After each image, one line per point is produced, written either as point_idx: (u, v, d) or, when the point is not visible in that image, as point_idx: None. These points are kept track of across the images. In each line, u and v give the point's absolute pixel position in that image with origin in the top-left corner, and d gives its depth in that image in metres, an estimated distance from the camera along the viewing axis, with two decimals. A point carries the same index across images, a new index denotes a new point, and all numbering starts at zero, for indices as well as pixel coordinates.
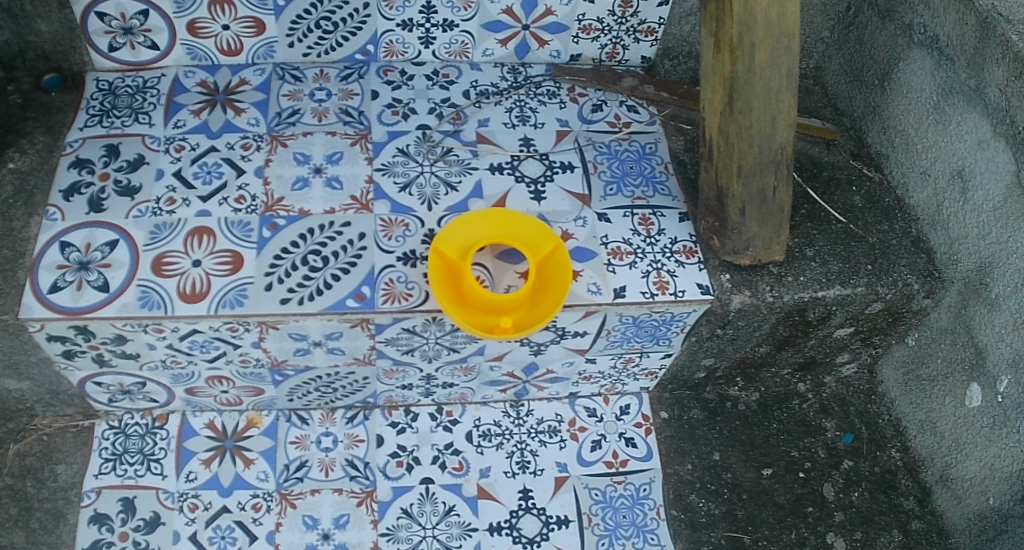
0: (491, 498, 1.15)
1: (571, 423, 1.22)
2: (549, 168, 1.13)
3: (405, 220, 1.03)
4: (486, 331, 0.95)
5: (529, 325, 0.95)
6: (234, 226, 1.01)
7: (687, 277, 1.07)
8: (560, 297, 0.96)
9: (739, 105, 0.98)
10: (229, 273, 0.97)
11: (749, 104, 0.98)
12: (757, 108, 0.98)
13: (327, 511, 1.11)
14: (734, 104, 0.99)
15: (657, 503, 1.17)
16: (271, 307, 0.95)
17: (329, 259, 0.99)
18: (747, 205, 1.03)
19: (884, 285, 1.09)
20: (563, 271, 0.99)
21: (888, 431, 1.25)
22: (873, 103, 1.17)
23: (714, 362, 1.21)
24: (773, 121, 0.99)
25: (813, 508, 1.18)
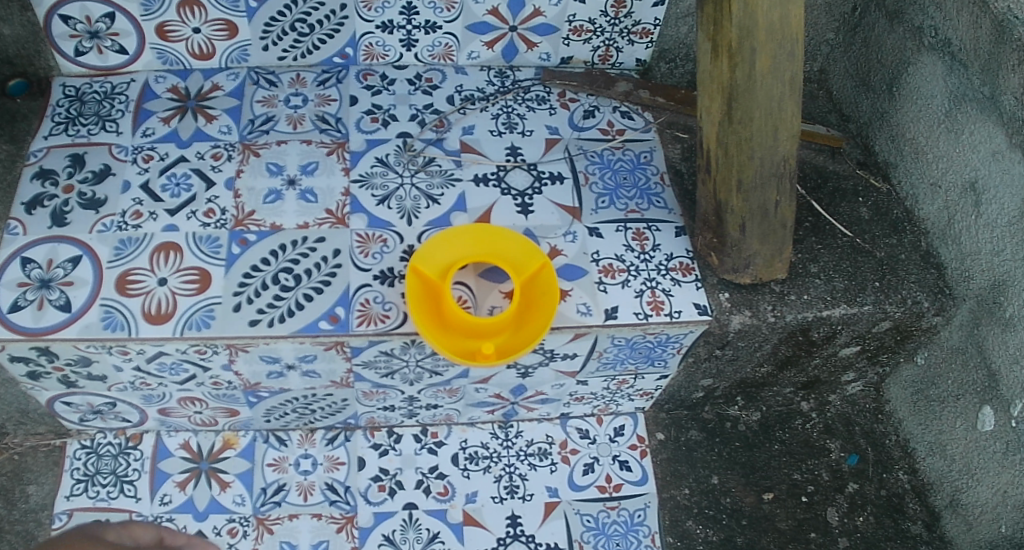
0: (477, 524, 1.10)
1: (562, 445, 1.17)
2: (537, 179, 1.08)
3: (383, 235, 0.98)
4: (468, 358, 0.91)
5: (511, 352, 0.91)
6: (203, 241, 0.96)
7: (683, 296, 1.02)
8: (545, 321, 0.92)
9: (738, 115, 0.92)
10: (196, 292, 0.92)
11: (749, 113, 0.92)
12: (757, 118, 0.93)
13: (305, 537, 1.06)
14: (733, 114, 0.93)
15: (652, 529, 1.12)
16: (239, 330, 0.90)
17: (302, 278, 0.94)
18: (747, 221, 0.98)
19: (892, 304, 1.03)
20: (548, 292, 0.95)
21: (896, 452, 1.19)
22: (880, 109, 1.11)
23: (713, 381, 1.16)
24: (775, 131, 0.94)
25: (816, 534, 1.12)
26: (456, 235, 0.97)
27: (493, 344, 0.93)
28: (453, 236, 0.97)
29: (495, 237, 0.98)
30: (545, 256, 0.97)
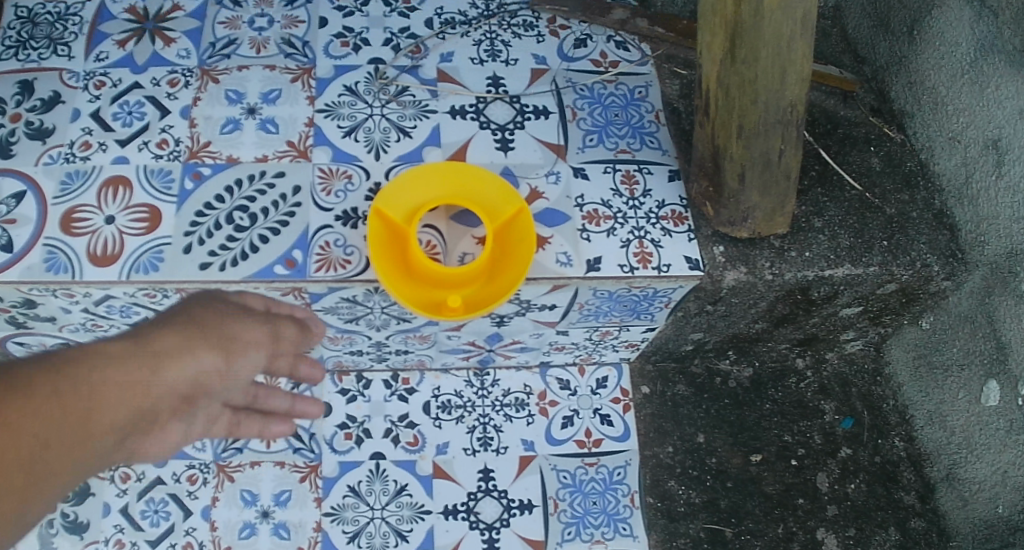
0: (447, 477, 1.05)
1: (540, 396, 1.13)
2: (520, 113, 1.00)
3: (348, 171, 0.91)
4: (432, 310, 0.86)
5: (478, 306, 0.86)
6: (154, 176, 0.89)
7: (674, 249, 0.94)
8: (517, 275, 0.86)
9: (741, 54, 0.81)
10: (145, 231, 0.86)
11: (754, 54, 0.81)
12: (763, 59, 0.81)
13: (267, 486, 1.02)
14: (736, 53, 0.82)
15: (631, 488, 1.07)
16: (189, 273, 0.84)
17: (258, 218, 0.88)
18: (746, 170, 0.88)
19: (900, 266, 0.95)
20: (522, 242, 0.88)
21: (893, 417, 1.13)
22: (898, 53, 1.01)
23: (703, 336, 1.09)
24: (783, 75, 0.82)
25: (804, 500, 1.07)
26: (426, 173, 0.90)
27: (462, 295, 0.88)
28: (422, 174, 0.90)
29: (469, 177, 0.91)
30: (521, 201, 0.90)
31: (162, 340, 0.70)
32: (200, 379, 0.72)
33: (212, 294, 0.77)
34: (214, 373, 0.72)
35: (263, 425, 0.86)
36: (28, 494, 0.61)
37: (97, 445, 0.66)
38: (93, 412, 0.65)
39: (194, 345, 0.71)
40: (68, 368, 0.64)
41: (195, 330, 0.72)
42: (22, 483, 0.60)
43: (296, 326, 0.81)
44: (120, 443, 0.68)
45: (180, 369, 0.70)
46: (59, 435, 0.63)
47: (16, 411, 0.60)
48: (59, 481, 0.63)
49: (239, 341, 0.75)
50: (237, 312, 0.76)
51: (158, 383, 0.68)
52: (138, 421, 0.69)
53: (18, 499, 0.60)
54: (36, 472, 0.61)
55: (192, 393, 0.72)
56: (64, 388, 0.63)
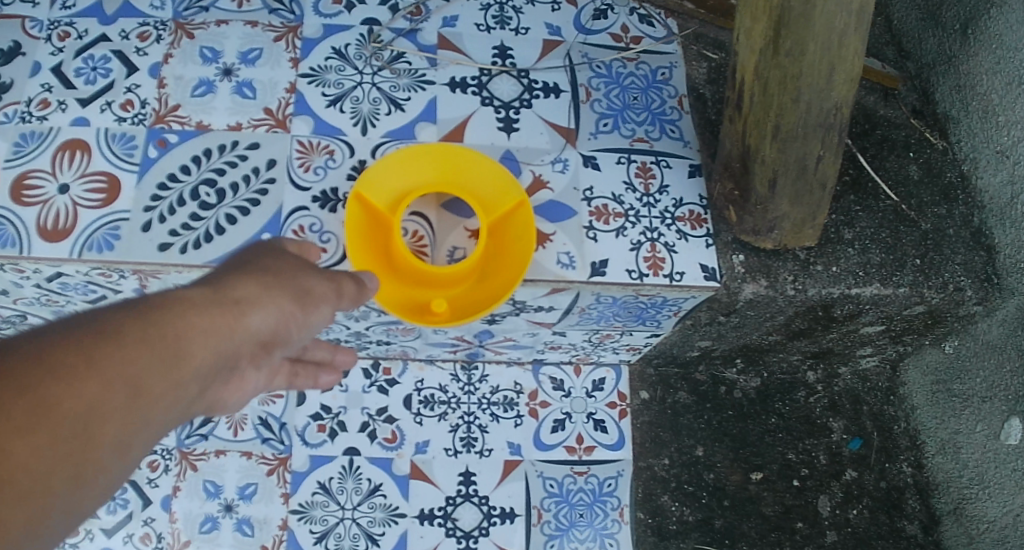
0: (425, 479, 0.99)
1: (531, 396, 1.05)
2: (527, 89, 0.92)
3: (330, 145, 0.83)
4: (413, 313, 0.79)
5: (465, 313, 0.79)
6: (115, 141, 0.82)
7: (689, 255, 0.86)
8: (508, 282, 0.78)
9: (786, 45, 0.72)
10: (101, 204, 0.78)
11: (801, 46, 0.71)
12: (810, 54, 0.72)
13: (231, 477, 0.96)
14: (780, 44, 0.72)
15: (621, 502, 1.00)
16: (146, 254, 0.77)
17: (226, 194, 0.80)
18: (778, 176, 0.80)
19: (932, 289, 0.87)
20: (518, 243, 0.80)
21: (902, 442, 1.05)
22: (948, 52, 0.91)
23: (711, 344, 1.01)
24: (831, 71, 0.73)
25: (803, 524, 1.00)
26: (418, 155, 0.81)
27: (448, 297, 0.81)
28: (413, 156, 0.81)
29: (465, 162, 0.82)
30: (518, 193, 0.82)
31: (236, 287, 0.59)
32: (275, 328, 0.60)
33: (262, 244, 0.67)
34: (288, 320, 0.62)
35: (317, 375, 0.76)
36: (121, 452, 0.49)
37: (163, 406, 0.51)
38: (183, 360, 0.52)
39: (271, 291, 0.60)
40: (155, 316, 0.52)
41: (262, 273, 0.62)
42: (92, 447, 0.47)
43: (356, 276, 0.71)
44: (196, 400, 0.55)
45: (262, 316, 0.59)
46: (145, 386, 0.50)
47: (116, 362, 0.48)
48: (121, 457, 0.49)
49: (312, 290, 0.64)
50: (292, 262, 0.65)
51: (238, 330, 0.57)
52: (217, 371, 0.56)
53: (107, 457, 0.48)
54: (113, 438, 0.48)
55: (271, 341, 0.61)
56: (155, 338, 0.51)
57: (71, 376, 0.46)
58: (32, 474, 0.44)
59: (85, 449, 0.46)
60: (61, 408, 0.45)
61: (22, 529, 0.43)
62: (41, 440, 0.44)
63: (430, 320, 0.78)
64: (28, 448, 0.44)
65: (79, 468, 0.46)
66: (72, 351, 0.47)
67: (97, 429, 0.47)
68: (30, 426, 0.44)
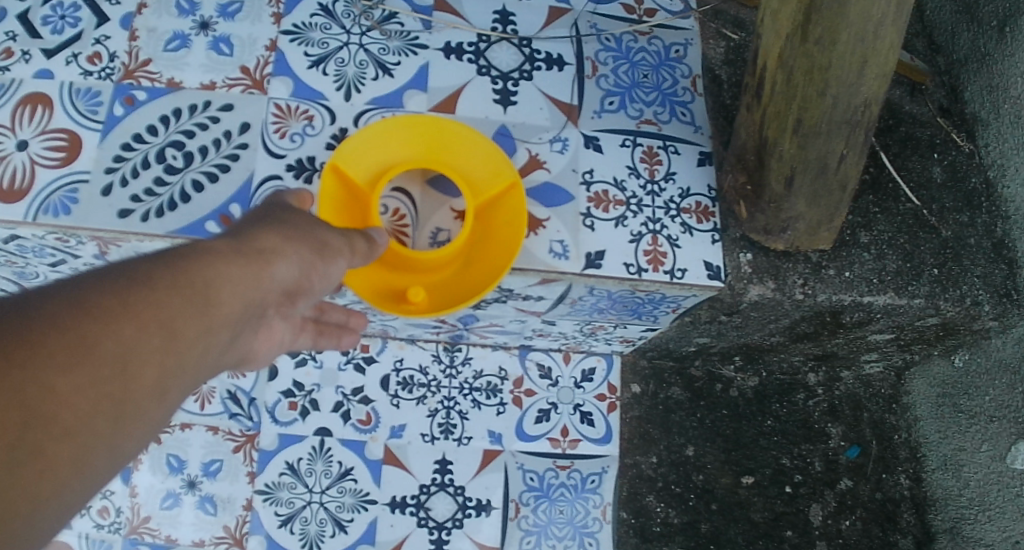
0: (399, 465, 0.92)
1: (516, 383, 0.97)
2: (528, 59, 0.84)
3: (309, 110, 0.77)
4: (387, 300, 0.74)
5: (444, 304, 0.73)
6: (80, 96, 0.76)
7: (692, 250, 0.79)
8: (490, 274, 0.72)
9: (816, 33, 0.65)
10: (61, 163, 0.73)
11: (833, 35, 0.64)
12: (842, 44, 0.65)
13: (196, 453, 0.90)
14: (810, 30, 0.65)
15: (604, 500, 0.93)
16: (105, 220, 0.71)
17: (194, 158, 0.74)
18: (796, 173, 0.73)
19: (948, 301, 0.81)
20: (505, 231, 0.74)
21: (902, 453, 0.98)
22: (982, 49, 0.84)
23: (710, 340, 0.92)
24: (863, 65, 0.66)
25: (792, 533, 0.93)
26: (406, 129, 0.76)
27: (428, 285, 0.75)
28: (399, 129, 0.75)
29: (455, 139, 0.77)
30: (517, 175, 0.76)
31: (260, 237, 0.55)
32: (301, 280, 0.57)
33: (277, 196, 0.63)
34: (313, 273, 0.58)
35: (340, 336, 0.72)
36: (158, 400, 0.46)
37: (195, 355, 0.48)
38: (215, 309, 0.49)
39: (296, 242, 0.57)
40: (184, 262, 0.48)
41: (286, 222, 0.58)
42: (128, 391, 0.44)
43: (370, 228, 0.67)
44: (228, 352, 0.52)
45: (289, 266, 0.55)
46: (178, 331, 0.46)
47: (146, 306, 0.45)
48: (156, 405, 0.46)
49: (332, 243, 0.60)
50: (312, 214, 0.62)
51: (268, 280, 0.53)
52: (248, 322, 0.53)
53: (144, 404, 0.45)
54: (149, 384, 0.45)
55: (297, 294, 0.57)
56: (186, 283, 0.48)
57: (102, 317, 0.43)
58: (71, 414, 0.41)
59: (121, 393, 0.43)
60: (96, 350, 0.42)
61: (64, 473, 0.41)
62: (77, 381, 0.41)
63: (403, 310, 0.73)
64: (64, 389, 0.41)
65: (117, 413, 0.43)
66: (102, 294, 0.44)
67: (131, 373, 0.44)
68: (64, 366, 0.41)
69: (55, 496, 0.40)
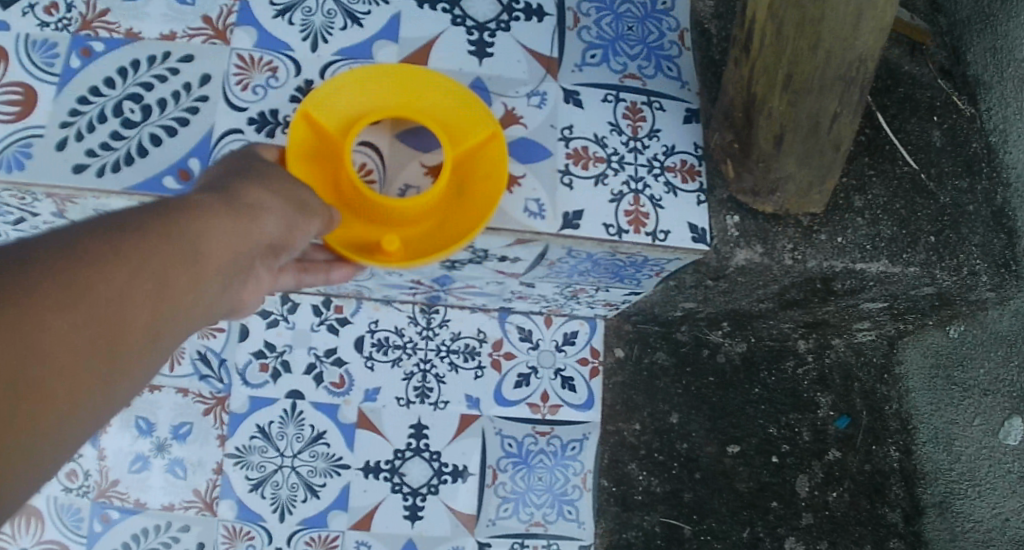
0: (373, 429, 0.89)
1: (495, 346, 0.93)
2: (507, 10, 0.79)
3: (273, 62, 0.73)
4: (358, 253, 0.69)
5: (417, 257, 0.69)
6: (35, 48, 0.72)
7: (676, 211, 0.74)
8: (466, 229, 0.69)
9: None
10: (13, 118, 0.69)
11: None
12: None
13: (166, 416, 0.88)
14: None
15: (584, 467, 0.91)
16: (59, 176, 0.68)
17: (153, 111, 0.70)
18: (785, 132, 0.68)
19: (944, 270, 0.76)
20: (488, 181, 0.70)
21: (892, 424, 0.94)
22: (986, 9, 0.80)
23: (696, 305, 0.87)
24: (857, 19, 0.61)
25: (777, 504, 0.91)
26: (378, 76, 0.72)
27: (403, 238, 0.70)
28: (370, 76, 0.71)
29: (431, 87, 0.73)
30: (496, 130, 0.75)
31: (245, 193, 0.55)
32: (290, 236, 0.56)
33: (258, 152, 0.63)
34: (300, 230, 0.58)
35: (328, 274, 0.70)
36: (149, 347, 0.46)
37: (183, 306, 0.48)
38: (202, 262, 0.49)
39: (285, 197, 0.57)
40: (172, 214, 0.48)
41: (273, 178, 0.58)
42: (119, 338, 0.44)
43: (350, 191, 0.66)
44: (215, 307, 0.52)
45: (278, 221, 0.55)
46: (168, 281, 0.46)
47: (136, 255, 0.45)
48: (145, 354, 0.46)
49: (317, 201, 0.60)
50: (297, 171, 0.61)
51: (256, 235, 0.53)
52: (235, 277, 0.52)
53: (135, 351, 0.45)
54: (141, 331, 0.45)
55: (286, 250, 0.57)
56: (174, 234, 0.47)
57: (93, 263, 0.43)
58: (68, 354, 0.41)
59: (113, 339, 0.43)
60: (89, 294, 0.42)
61: (61, 413, 0.40)
62: (72, 323, 0.41)
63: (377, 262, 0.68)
64: (62, 332, 0.41)
65: (109, 359, 0.43)
66: (95, 239, 0.44)
67: (123, 319, 0.44)
68: (58, 308, 0.41)
69: (56, 431, 0.40)
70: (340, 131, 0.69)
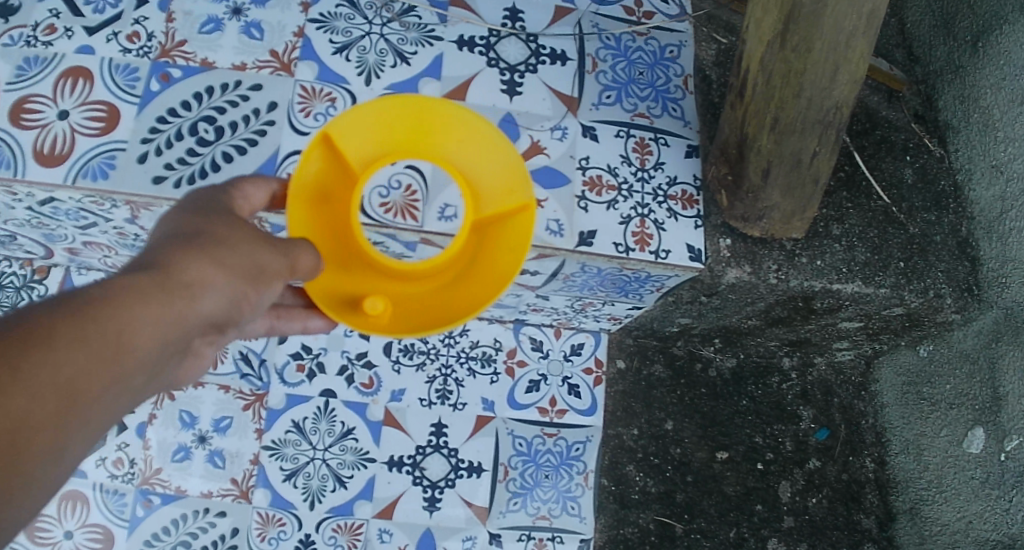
0: (397, 427, 0.97)
1: (510, 354, 1.02)
2: (534, 54, 0.90)
3: (331, 92, 0.83)
4: (342, 308, 0.69)
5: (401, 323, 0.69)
6: (118, 71, 0.81)
7: (676, 233, 0.84)
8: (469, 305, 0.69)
9: (794, 43, 0.71)
10: (99, 133, 0.78)
11: (807, 44, 0.70)
12: (816, 52, 0.71)
13: (208, 409, 0.95)
14: (787, 39, 0.71)
15: (587, 467, 0.99)
16: (140, 186, 0.77)
17: (225, 132, 0.80)
18: (772, 166, 0.78)
19: (912, 292, 0.85)
20: (501, 254, 0.71)
21: (869, 437, 1.03)
22: (956, 62, 0.87)
23: (691, 321, 0.97)
24: (835, 70, 0.72)
25: (761, 507, 1.00)
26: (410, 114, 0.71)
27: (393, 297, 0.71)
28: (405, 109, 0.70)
29: (464, 138, 0.72)
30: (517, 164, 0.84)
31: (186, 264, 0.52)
32: (227, 309, 0.54)
33: (218, 201, 0.60)
34: (242, 301, 0.56)
35: (307, 319, 0.74)
36: (59, 459, 0.44)
37: (100, 409, 0.46)
38: (123, 358, 0.47)
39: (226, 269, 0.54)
40: (89, 309, 0.46)
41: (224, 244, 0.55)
42: (20, 464, 0.42)
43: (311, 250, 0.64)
44: (140, 391, 0.50)
45: (215, 297, 0.53)
46: (82, 390, 0.45)
47: (44, 367, 0.43)
48: (54, 468, 0.44)
49: (266, 266, 0.58)
50: (252, 229, 0.58)
51: (190, 316, 0.51)
52: (164, 359, 0.51)
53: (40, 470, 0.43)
54: (47, 448, 0.43)
55: (224, 322, 0.55)
56: (92, 336, 0.45)
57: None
58: None
59: (13, 464, 0.41)
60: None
61: None
62: None
63: (359, 321, 0.68)
64: None
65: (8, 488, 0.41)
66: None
67: (24, 443, 0.42)
68: None
69: None
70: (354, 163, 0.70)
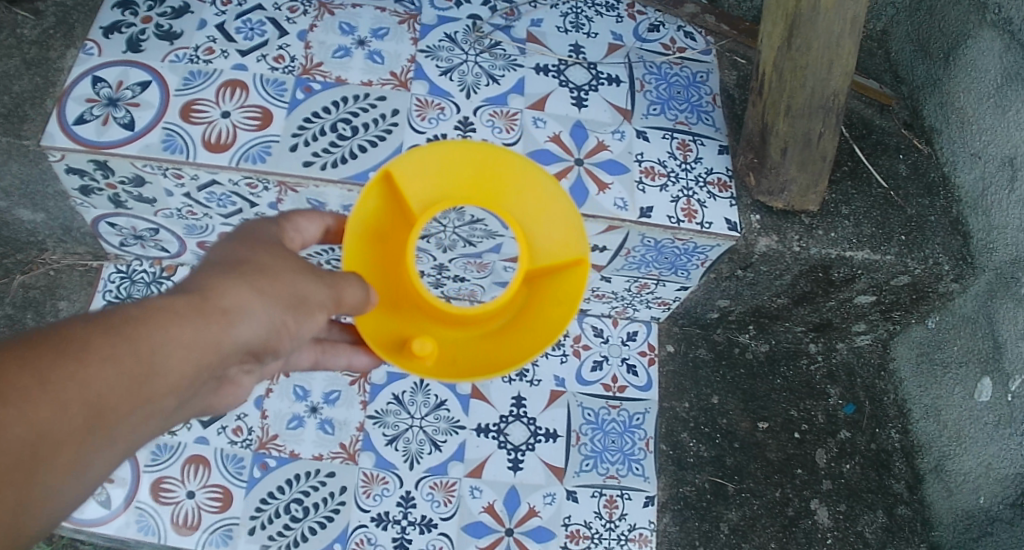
0: (483, 399, 1.10)
1: (575, 339, 1.17)
2: (595, 78, 1.09)
3: (441, 103, 1.02)
4: (390, 346, 0.79)
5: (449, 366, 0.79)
6: (269, 84, 0.99)
7: (717, 210, 1.01)
8: (516, 354, 0.79)
9: (796, 44, 0.93)
10: (257, 128, 0.95)
11: (807, 44, 0.93)
12: (815, 50, 0.93)
13: (318, 385, 1.07)
14: (792, 42, 0.93)
15: (647, 434, 1.11)
16: (292, 167, 0.93)
17: (359, 130, 0.97)
18: (789, 146, 0.97)
19: (914, 260, 1.03)
20: (546, 309, 0.82)
21: (891, 410, 1.17)
22: (935, 76, 1.09)
23: (729, 303, 1.14)
24: (830, 65, 0.93)
25: (802, 471, 1.12)
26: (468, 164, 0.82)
27: (441, 339, 0.81)
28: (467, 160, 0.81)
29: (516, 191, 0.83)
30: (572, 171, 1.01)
31: (228, 291, 0.59)
32: (262, 337, 0.61)
33: (267, 236, 0.68)
34: (281, 329, 0.62)
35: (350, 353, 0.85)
36: (78, 469, 0.50)
37: (126, 426, 0.52)
38: (152, 378, 0.53)
39: (264, 300, 0.61)
40: (125, 330, 0.52)
41: (254, 274, 0.61)
42: (39, 469, 0.47)
43: (358, 284, 0.70)
44: (172, 411, 0.56)
45: (249, 326, 0.59)
46: (103, 408, 0.50)
47: (70, 384, 0.49)
48: (72, 478, 0.49)
49: (303, 299, 0.64)
50: (295, 265, 0.65)
51: (223, 341, 0.57)
52: (198, 381, 0.57)
53: (57, 479, 0.49)
54: (68, 458, 0.49)
55: (259, 349, 0.61)
56: (124, 356, 0.51)
57: (21, 396, 0.47)
58: None
59: (33, 468, 0.47)
60: (5, 437, 0.46)
61: None
62: None
63: (406, 361, 0.78)
64: None
65: (28, 494, 0.47)
66: (30, 364, 0.48)
67: (44, 453, 0.47)
68: None
69: None
70: (413, 202, 0.81)
